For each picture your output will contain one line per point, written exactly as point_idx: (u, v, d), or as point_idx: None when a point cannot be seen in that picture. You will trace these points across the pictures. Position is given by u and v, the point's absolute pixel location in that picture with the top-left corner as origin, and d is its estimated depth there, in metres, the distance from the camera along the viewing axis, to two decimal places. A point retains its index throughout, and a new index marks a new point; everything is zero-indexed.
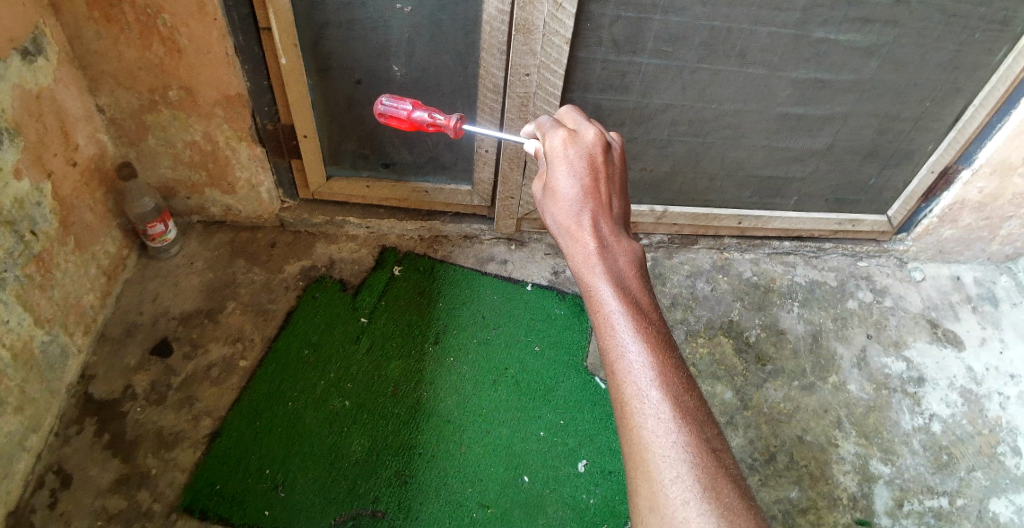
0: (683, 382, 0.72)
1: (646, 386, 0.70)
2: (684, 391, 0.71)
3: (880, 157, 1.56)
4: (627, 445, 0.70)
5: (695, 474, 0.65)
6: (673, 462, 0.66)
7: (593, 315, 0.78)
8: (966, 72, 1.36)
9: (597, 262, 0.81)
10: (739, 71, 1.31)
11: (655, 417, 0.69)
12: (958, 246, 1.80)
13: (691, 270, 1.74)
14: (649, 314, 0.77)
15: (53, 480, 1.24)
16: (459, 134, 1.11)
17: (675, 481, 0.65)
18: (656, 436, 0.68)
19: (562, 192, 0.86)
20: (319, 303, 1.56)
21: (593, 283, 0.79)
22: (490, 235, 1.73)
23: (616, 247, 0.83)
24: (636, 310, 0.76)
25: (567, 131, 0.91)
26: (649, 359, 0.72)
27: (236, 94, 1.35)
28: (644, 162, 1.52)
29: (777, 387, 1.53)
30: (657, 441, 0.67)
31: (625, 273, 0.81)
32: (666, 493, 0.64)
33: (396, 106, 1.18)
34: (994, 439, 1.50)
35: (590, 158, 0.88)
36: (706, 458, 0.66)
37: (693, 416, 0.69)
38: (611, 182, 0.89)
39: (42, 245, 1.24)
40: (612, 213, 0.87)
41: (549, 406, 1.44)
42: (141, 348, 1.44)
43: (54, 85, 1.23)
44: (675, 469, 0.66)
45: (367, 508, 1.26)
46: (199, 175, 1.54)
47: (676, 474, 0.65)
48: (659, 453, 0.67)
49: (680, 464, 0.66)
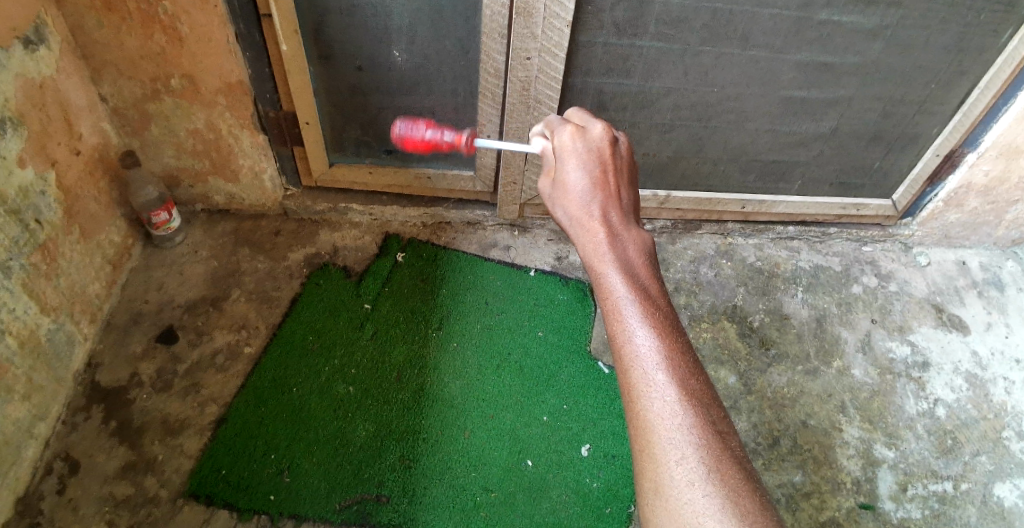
0: (689, 366, 0.71)
1: (652, 369, 0.70)
2: (690, 375, 0.71)
3: (885, 140, 1.55)
4: (633, 428, 0.70)
5: (700, 455, 0.65)
6: (679, 444, 0.66)
7: (602, 302, 0.77)
8: (972, 54, 1.34)
9: (607, 250, 0.80)
10: (742, 54, 1.30)
11: (661, 400, 0.68)
12: (964, 231, 1.79)
13: (695, 256, 1.73)
14: (655, 298, 0.76)
15: (61, 467, 1.26)
16: (471, 148, 1.24)
17: (680, 462, 0.65)
18: (662, 418, 0.67)
19: (572, 185, 0.86)
20: (323, 290, 1.56)
21: (603, 270, 0.79)
22: (492, 222, 1.73)
23: (626, 235, 0.82)
24: (644, 296, 0.76)
25: (575, 126, 0.90)
26: (656, 343, 0.72)
27: (238, 82, 1.35)
28: (647, 146, 1.51)
29: (780, 372, 1.52)
30: (663, 424, 0.67)
31: (635, 260, 0.80)
32: (672, 475, 0.64)
33: (411, 126, 1.19)
34: (999, 424, 1.49)
35: (598, 152, 0.88)
36: (711, 439, 0.66)
37: (699, 399, 0.69)
38: (619, 174, 0.88)
39: (47, 234, 1.25)
40: (622, 204, 0.86)
41: (552, 391, 1.44)
42: (146, 336, 1.45)
43: (57, 75, 1.23)
44: (680, 450, 0.66)
45: (372, 492, 1.27)
46: (202, 164, 1.54)
47: (681, 456, 0.65)
48: (665, 435, 0.67)
49: (686, 445, 0.66)
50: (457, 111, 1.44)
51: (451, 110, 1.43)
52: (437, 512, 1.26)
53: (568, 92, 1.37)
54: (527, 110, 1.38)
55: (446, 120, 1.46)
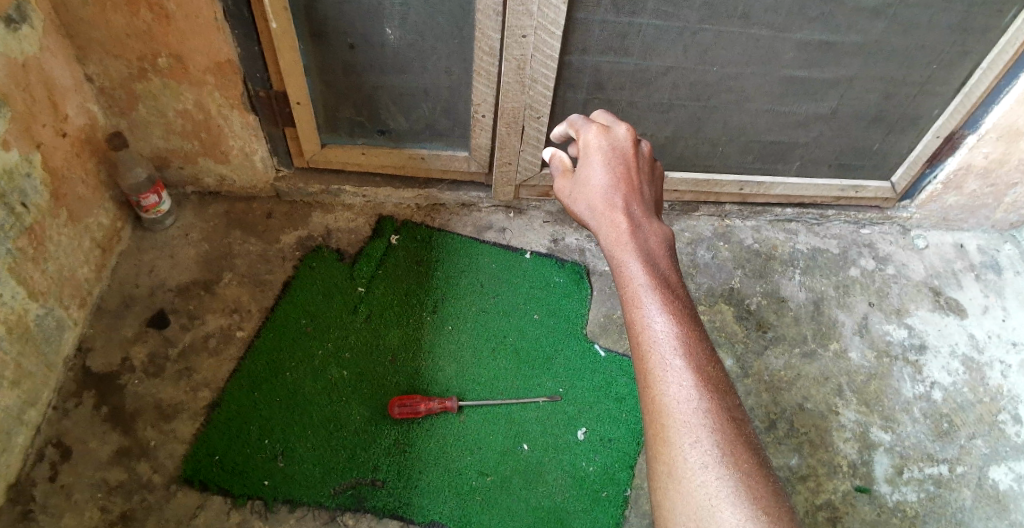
0: (706, 353, 0.70)
1: (669, 354, 0.69)
2: (707, 362, 0.69)
3: (886, 121, 1.53)
4: (648, 412, 0.69)
5: (713, 438, 0.64)
6: (694, 427, 0.65)
7: (620, 289, 0.77)
8: (976, 33, 1.32)
9: (629, 240, 0.80)
10: (743, 32, 1.27)
11: (678, 384, 0.67)
12: (962, 213, 1.77)
13: (692, 238, 1.72)
14: (675, 288, 0.75)
15: (53, 453, 1.24)
16: None
17: (694, 445, 0.64)
18: (678, 402, 0.66)
19: (594, 179, 0.87)
20: (316, 273, 1.54)
21: (623, 258, 0.78)
22: (488, 203, 1.70)
23: (647, 227, 0.82)
24: (663, 283, 0.75)
25: (599, 126, 0.93)
26: (675, 329, 0.70)
27: (227, 60, 1.31)
28: (645, 126, 1.49)
29: (778, 355, 1.52)
30: (679, 408, 0.66)
31: (655, 250, 0.79)
32: (688, 457, 0.63)
33: None
34: (995, 407, 1.49)
35: (620, 150, 0.90)
36: (724, 423, 0.65)
37: (714, 385, 0.68)
38: (641, 172, 0.90)
39: (34, 218, 1.22)
40: (644, 199, 0.87)
41: (549, 375, 1.43)
42: (137, 320, 1.43)
43: (41, 54, 1.19)
44: (695, 434, 0.64)
45: (367, 477, 1.26)
46: (192, 145, 1.51)
47: (696, 439, 0.64)
48: (680, 418, 0.66)
49: (701, 429, 0.64)
50: (451, 91, 1.41)
51: (446, 89, 1.40)
52: (434, 496, 1.25)
53: (564, 70, 1.34)
54: (522, 90, 1.35)
55: (441, 100, 1.43)
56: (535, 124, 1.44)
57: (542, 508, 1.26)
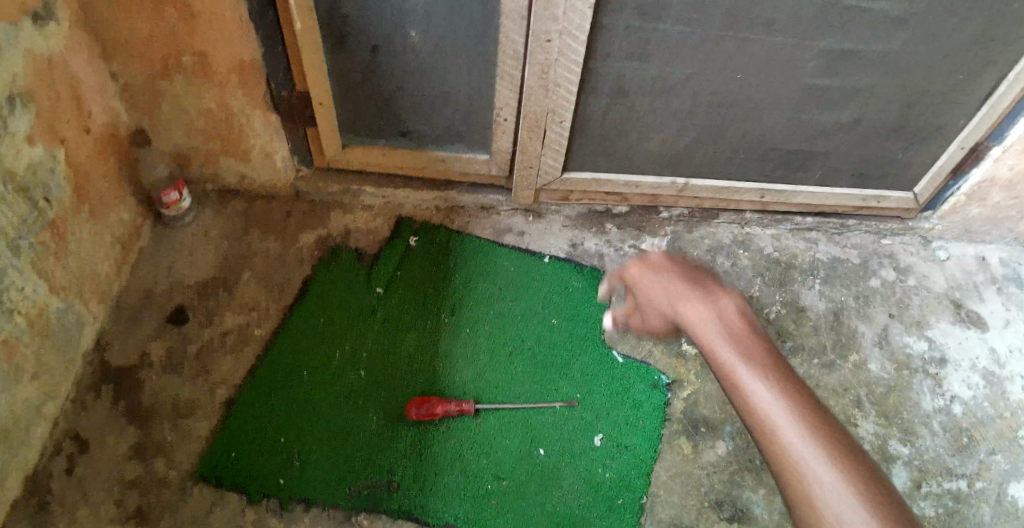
0: (782, 364, 0.79)
1: (750, 377, 0.78)
2: (787, 372, 0.78)
3: (910, 132, 1.51)
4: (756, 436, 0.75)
5: (819, 440, 0.71)
6: (798, 435, 0.72)
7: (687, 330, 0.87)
8: (1003, 44, 1.30)
9: (677, 286, 0.92)
10: (768, 39, 1.26)
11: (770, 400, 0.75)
12: (985, 225, 1.75)
13: (712, 245, 1.71)
14: (733, 313, 0.87)
15: (71, 446, 1.25)
16: None
17: (808, 453, 0.70)
18: (777, 417, 0.73)
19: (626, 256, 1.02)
20: (335, 272, 1.54)
21: (677, 303, 0.90)
22: (507, 206, 1.70)
23: (692, 269, 0.95)
24: (720, 314, 0.86)
25: None
26: (745, 354, 0.80)
27: (250, 60, 1.32)
28: (666, 133, 1.48)
29: (796, 365, 1.51)
30: (778, 420, 0.73)
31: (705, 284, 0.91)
32: (803, 468, 0.69)
33: None
34: (1016, 422, 1.47)
35: None
36: (821, 423, 0.72)
37: (802, 392, 0.76)
38: None
39: (56, 214, 1.23)
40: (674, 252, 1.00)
41: (566, 380, 1.43)
42: (156, 317, 1.44)
43: (67, 52, 1.21)
44: (802, 441, 0.71)
45: (383, 478, 1.27)
46: (214, 143, 1.52)
47: (805, 446, 0.71)
48: (783, 429, 0.72)
49: (805, 435, 0.71)
50: (473, 94, 1.41)
51: (467, 92, 1.40)
52: (449, 499, 1.25)
53: (587, 75, 1.34)
54: (545, 95, 1.35)
55: (462, 103, 1.43)
56: (557, 128, 1.44)
57: (557, 514, 1.25)
